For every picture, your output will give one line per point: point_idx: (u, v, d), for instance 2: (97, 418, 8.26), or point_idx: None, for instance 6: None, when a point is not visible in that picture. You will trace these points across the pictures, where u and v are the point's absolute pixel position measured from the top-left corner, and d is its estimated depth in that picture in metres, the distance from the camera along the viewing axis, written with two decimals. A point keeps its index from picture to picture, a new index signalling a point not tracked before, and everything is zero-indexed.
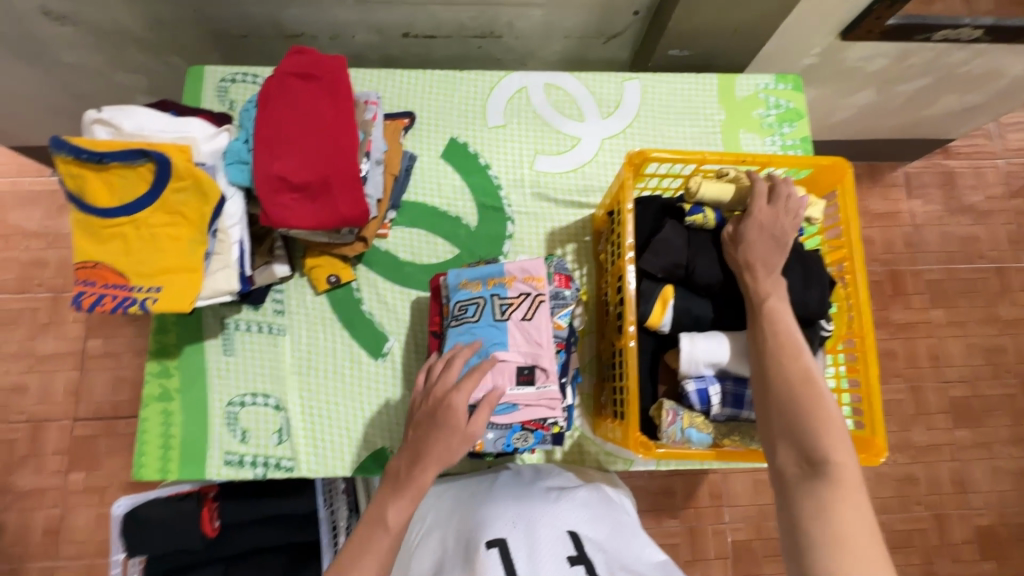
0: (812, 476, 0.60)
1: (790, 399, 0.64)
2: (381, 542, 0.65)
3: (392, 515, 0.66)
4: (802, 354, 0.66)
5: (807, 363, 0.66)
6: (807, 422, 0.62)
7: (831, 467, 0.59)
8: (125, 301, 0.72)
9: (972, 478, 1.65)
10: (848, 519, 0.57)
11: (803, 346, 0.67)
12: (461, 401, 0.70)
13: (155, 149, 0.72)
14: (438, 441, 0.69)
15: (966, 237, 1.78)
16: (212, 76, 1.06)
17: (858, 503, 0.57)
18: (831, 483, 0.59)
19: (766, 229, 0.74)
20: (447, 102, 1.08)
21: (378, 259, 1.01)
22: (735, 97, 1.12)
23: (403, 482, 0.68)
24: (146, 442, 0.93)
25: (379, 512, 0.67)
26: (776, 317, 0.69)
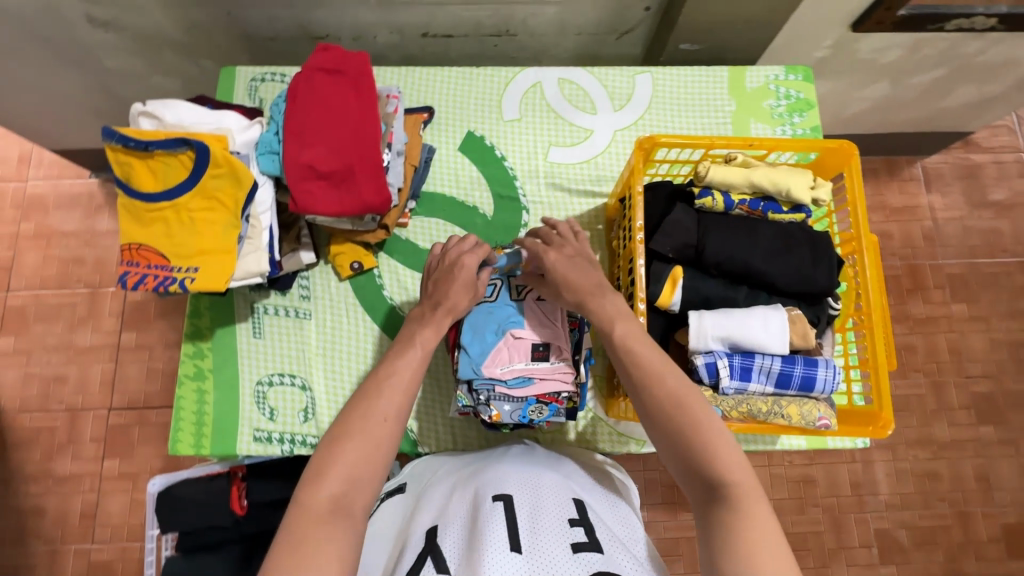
0: (715, 503, 0.58)
1: (676, 429, 0.62)
2: (411, 356, 0.71)
3: (420, 337, 0.73)
4: (667, 377, 0.65)
5: (676, 384, 0.65)
6: (698, 449, 0.60)
7: (729, 490, 0.58)
8: (166, 281, 0.78)
9: (996, 475, 1.62)
10: (755, 538, 0.54)
11: (672, 369, 0.66)
12: (472, 262, 0.79)
13: (195, 138, 0.77)
14: (455, 291, 0.77)
15: (986, 231, 1.76)
16: (243, 76, 1.12)
17: (761, 520, 0.55)
18: (733, 505, 0.57)
19: (567, 256, 0.78)
20: (465, 96, 1.12)
21: (398, 247, 1.06)
22: (746, 88, 1.15)
23: (428, 318, 0.76)
24: (181, 419, 0.98)
25: (409, 336, 0.74)
26: (632, 345, 0.68)
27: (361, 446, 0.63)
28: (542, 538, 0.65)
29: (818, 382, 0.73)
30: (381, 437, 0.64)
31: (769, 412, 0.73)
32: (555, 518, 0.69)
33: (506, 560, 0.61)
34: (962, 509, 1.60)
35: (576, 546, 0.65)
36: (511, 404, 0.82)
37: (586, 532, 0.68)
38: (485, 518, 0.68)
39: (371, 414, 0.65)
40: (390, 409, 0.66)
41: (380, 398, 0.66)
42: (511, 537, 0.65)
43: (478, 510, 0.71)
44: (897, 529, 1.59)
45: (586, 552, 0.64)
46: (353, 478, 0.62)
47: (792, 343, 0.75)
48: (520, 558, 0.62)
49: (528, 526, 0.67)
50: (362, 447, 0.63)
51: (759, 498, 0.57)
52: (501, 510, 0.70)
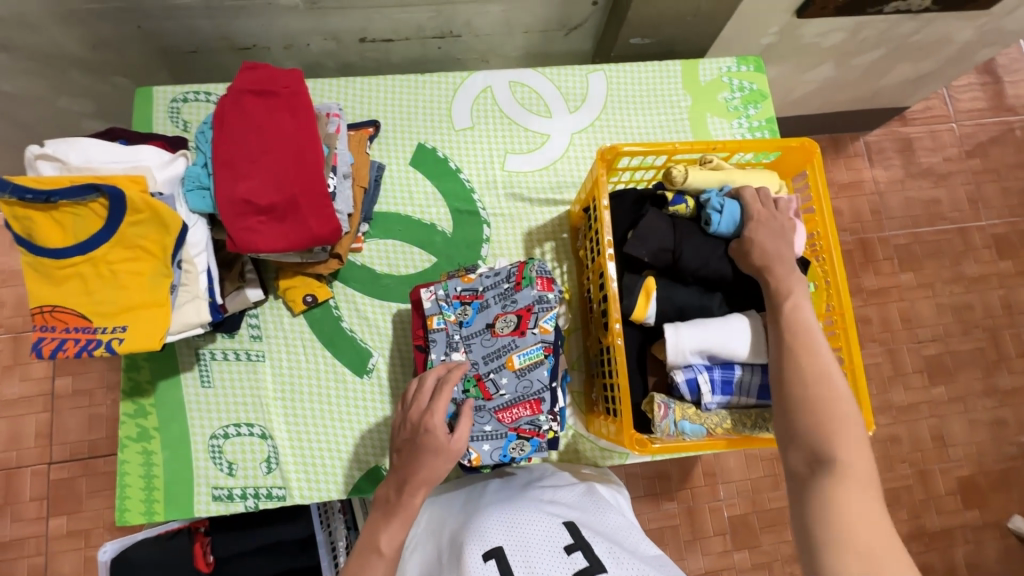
0: (820, 471, 0.59)
1: (814, 406, 0.62)
2: (375, 568, 0.66)
3: (385, 539, 0.68)
4: (820, 353, 0.65)
5: (828, 365, 0.65)
6: (831, 432, 0.61)
7: (843, 466, 0.59)
8: (90, 345, 0.69)
9: (951, 433, 1.71)
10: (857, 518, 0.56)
11: (824, 346, 0.67)
12: (438, 419, 0.71)
13: (106, 182, 0.68)
14: (427, 461, 0.70)
15: (928, 200, 1.83)
16: (161, 97, 1.01)
17: (866, 498, 0.57)
18: (840, 479, 0.58)
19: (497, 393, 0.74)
20: (411, 106, 1.05)
21: (354, 274, 0.99)
22: (699, 82, 1.12)
23: (394, 507, 0.70)
24: (127, 485, 0.89)
25: (371, 538, 0.69)
26: (796, 315, 0.69)
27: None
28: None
29: None
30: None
31: (754, 427, 0.73)
32: (552, 559, 0.64)
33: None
34: (922, 467, 1.68)
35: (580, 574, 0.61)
36: (491, 440, 0.79)
37: (586, 556, 0.64)
38: None
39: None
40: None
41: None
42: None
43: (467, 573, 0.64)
44: None
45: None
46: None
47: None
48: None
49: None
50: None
51: (869, 484, 0.58)
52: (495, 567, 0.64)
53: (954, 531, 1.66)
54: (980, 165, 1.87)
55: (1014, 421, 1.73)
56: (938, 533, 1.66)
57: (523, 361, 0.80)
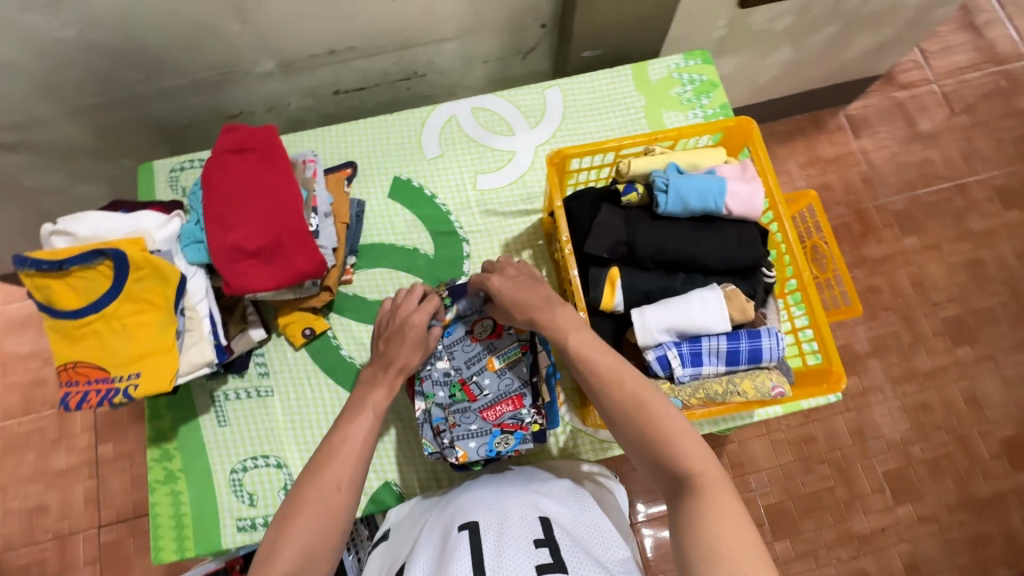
0: (679, 493, 0.58)
1: (642, 430, 0.63)
2: (362, 419, 0.73)
3: (370, 399, 0.77)
4: (625, 381, 0.66)
5: (632, 387, 0.65)
6: (668, 448, 0.61)
7: (694, 480, 0.58)
8: (110, 393, 0.77)
9: (984, 394, 1.66)
10: (715, 522, 0.54)
11: (628, 372, 0.67)
12: (421, 319, 0.83)
13: (110, 247, 0.77)
14: (405, 348, 0.82)
15: (919, 161, 1.83)
16: (161, 169, 1.12)
17: (728, 502, 0.56)
18: (697, 496, 0.57)
19: (508, 278, 0.79)
20: (384, 144, 1.14)
21: (347, 304, 1.06)
22: (650, 82, 1.19)
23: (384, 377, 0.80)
24: (160, 525, 0.95)
25: (362, 398, 0.77)
26: (586, 354, 0.69)
27: (312, 517, 0.64)
28: (505, 563, 0.60)
29: (765, 353, 0.75)
30: (334, 507, 0.65)
31: (725, 392, 0.74)
32: (519, 541, 0.63)
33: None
34: (960, 433, 1.63)
35: (541, 568, 0.60)
36: (478, 437, 0.84)
37: (552, 554, 0.61)
38: (451, 550, 0.63)
39: (324, 486, 0.66)
40: (342, 478, 0.67)
41: (331, 467, 0.68)
42: (473, 570, 0.59)
43: (444, 545, 0.65)
44: (904, 468, 1.60)
45: (551, 573, 0.59)
46: (310, 552, 0.62)
47: (732, 320, 0.76)
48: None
49: (494, 552, 0.61)
50: (316, 516, 0.64)
51: (722, 483, 0.58)
52: (467, 538, 0.64)
53: (1007, 496, 1.59)
54: (968, 121, 1.86)
55: None
56: (990, 500, 1.59)
57: (502, 359, 0.87)
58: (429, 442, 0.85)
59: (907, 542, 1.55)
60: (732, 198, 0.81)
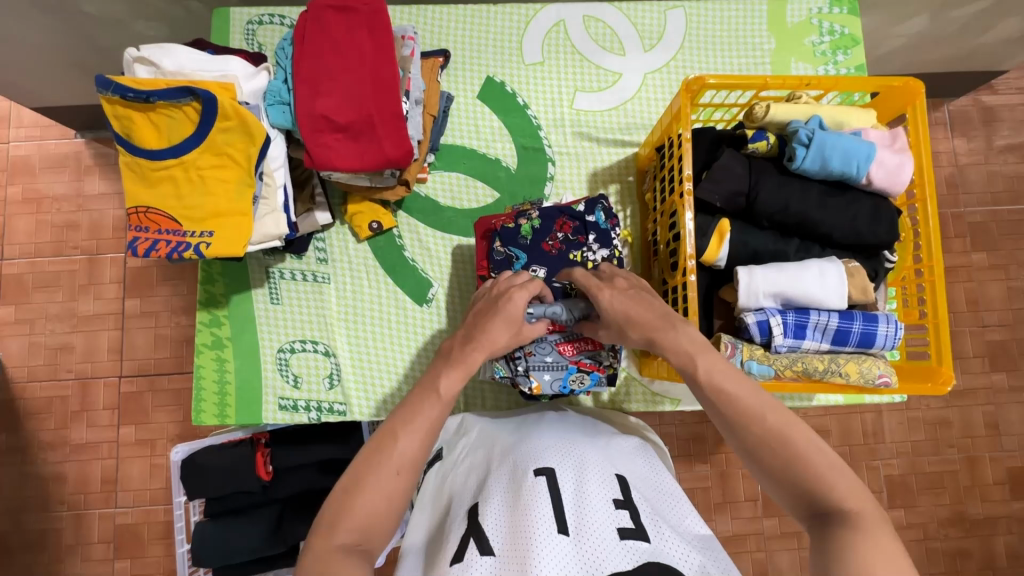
0: (828, 526, 0.53)
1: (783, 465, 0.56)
2: (431, 406, 0.64)
3: (443, 383, 0.65)
4: (766, 411, 0.59)
5: (774, 420, 0.58)
6: (814, 481, 0.55)
7: (849, 516, 0.52)
8: (180, 246, 0.72)
9: (1006, 421, 1.47)
10: (884, 566, 0.48)
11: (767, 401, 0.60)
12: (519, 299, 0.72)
13: (199, 87, 0.70)
14: (495, 326, 0.70)
15: (1012, 176, 1.53)
16: (238, 18, 1.02)
17: (894, 547, 0.50)
18: (855, 532, 0.51)
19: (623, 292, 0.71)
20: (481, 37, 1.03)
21: (419, 205, 1.00)
22: (786, 24, 1.06)
23: (454, 356, 0.68)
24: (203, 389, 0.95)
25: (432, 380, 0.66)
26: (719, 381, 0.62)
27: (377, 493, 0.57)
28: (588, 528, 0.57)
29: (877, 338, 0.71)
30: (392, 493, 0.58)
31: (825, 371, 0.71)
32: (600, 499, 0.61)
33: (554, 545, 0.55)
34: (970, 454, 1.46)
35: (623, 532, 0.57)
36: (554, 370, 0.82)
37: (633, 518, 0.59)
38: (526, 493, 0.61)
39: (384, 465, 0.58)
40: (403, 461, 0.59)
41: (397, 441, 0.60)
42: (556, 518, 0.58)
43: (518, 485, 0.64)
44: (906, 474, 1.45)
45: (633, 540, 0.56)
46: (369, 527, 0.56)
47: (850, 298, 0.72)
48: (567, 541, 0.56)
49: (574, 505, 0.60)
50: (375, 496, 0.57)
51: (882, 524, 0.52)
52: (544, 485, 0.62)
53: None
54: None
55: None
56: (979, 521, 1.44)
57: None
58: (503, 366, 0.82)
59: None
60: (877, 166, 0.73)
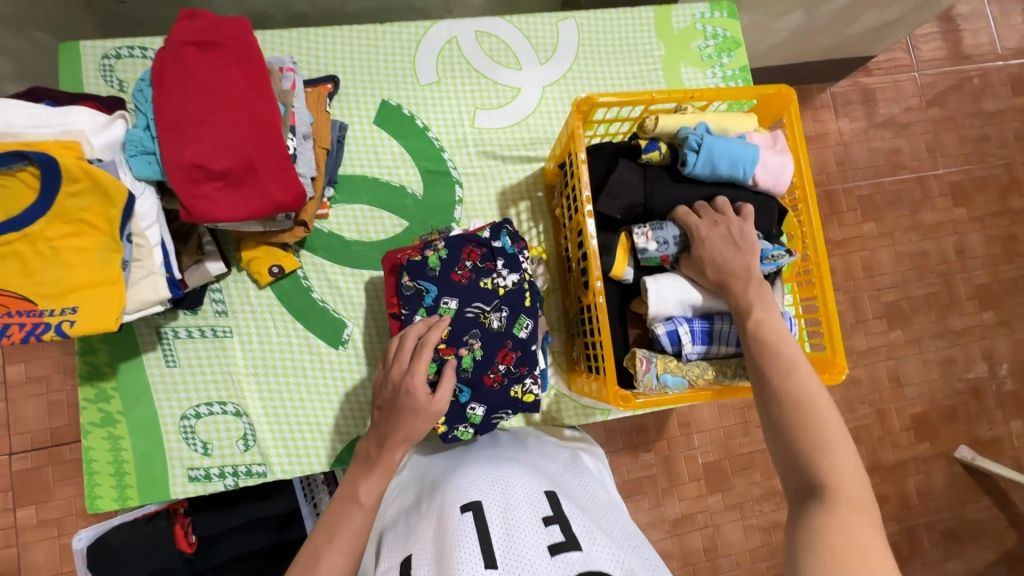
0: (806, 500, 0.57)
1: (795, 420, 0.61)
2: (354, 517, 0.66)
3: (363, 492, 0.68)
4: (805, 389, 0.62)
5: (801, 379, 0.63)
6: (821, 447, 0.59)
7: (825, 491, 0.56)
8: (36, 328, 0.64)
9: (906, 373, 1.60)
10: (843, 543, 0.52)
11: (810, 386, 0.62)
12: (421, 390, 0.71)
13: (34, 149, 0.62)
14: (406, 421, 0.70)
15: (889, 150, 1.67)
16: (92, 53, 0.91)
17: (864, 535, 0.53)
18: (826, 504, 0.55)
19: None
20: (371, 60, 0.98)
21: (322, 242, 0.94)
22: (672, 29, 1.09)
23: (375, 461, 0.70)
24: (97, 471, 0.85)
25: (351, 490, 0.69)
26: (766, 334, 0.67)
27: None
28: (516, 553, 0.55)
29: None
30: None
31: (734, 376, 0.73)
32: (528, 520, 0.59)
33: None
34: (879, 407, 1.58)
35: (554, 548, 0.56)
36: (486, 404, 0.79)
37: (563, 531, 0.58)
38: (451, 533, 0.58)
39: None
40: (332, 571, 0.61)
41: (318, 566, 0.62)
42: (483, 552, 0.55)
43: (444, 524, 0.60)
44: None
45: (566, 552, 0.55)
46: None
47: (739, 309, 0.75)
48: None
49: (502, 535, 0.57)
50: None
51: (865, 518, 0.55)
52: (470, 521, 0.59)
53: (934, 491, 1.57)
54: None
55: (964, 358, 1.62)
56: (893, 467, 1.57)
57: (507, 322, 0.80)
58: (440, 418, 0.78)
59: None
60: (761, 169, 0.77)
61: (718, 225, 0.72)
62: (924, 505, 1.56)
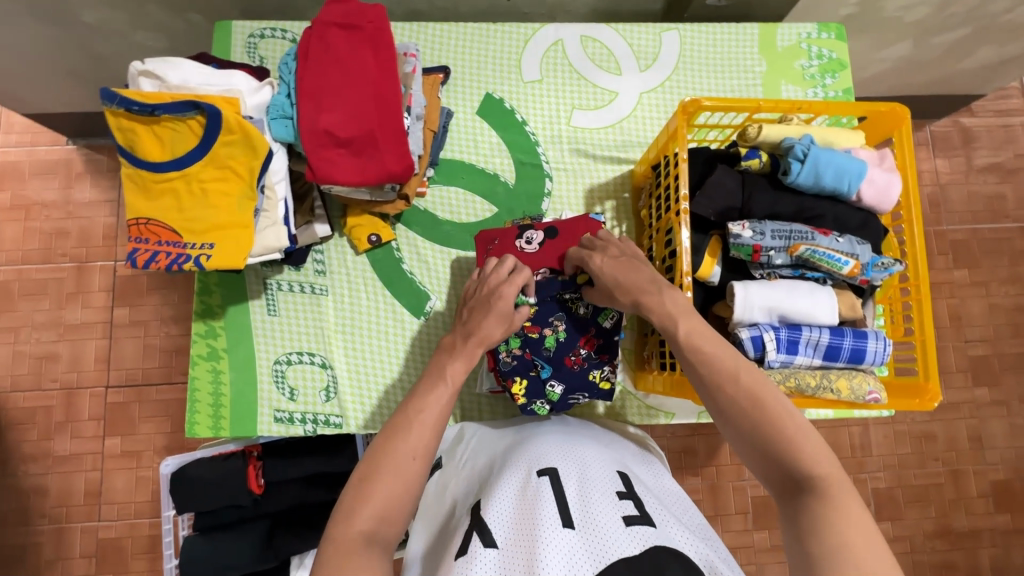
0: (796, 491, 0.53)
1: (751, 424, 0.58)
2: (441, 394, 0.64)
3: (449, 371, 0.67)
4: (745, 382, 0.60)
5: (751, 380, 0.60)
6: (781, 441, 0.56)
7: (817, 481, 0.53)
8: (180, 259, 0.73)
9: (989, 435, 1.48)
10: (847, 528, 0.49)
11: (753, 381, 0.60)
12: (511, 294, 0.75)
13: (205, 101, 0.71)
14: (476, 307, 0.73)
15: (992, 195, 1.57)
16: (239, 31, 1.03)
17: (860, 513, 0.50)
18: (817, 494, 0.52)
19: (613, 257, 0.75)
20: (482, 55, 1.05)
21: (417, 218, 1.01)
22: (776, 48, 1.09)
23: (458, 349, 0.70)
24: (197, 401, 0.94)
25: (438, 370, 0.67)
26: (701, 345, 0.64)
27: (393, 484, 0.56)
28: (594, 514, 0.56)
29: (867, 355, 0.73)
30: (410, 478, 0.57)
31: (817, 386, 0.72)
32: (603, 494, 0.60)
33: (560, 539, 0.53)
34: (954, 467, 1.47)
35: (628, 519, 0.56)
36: (563, 382, 0.83)
37: (636, 506, 0.59)
38: (527, 492, 0.60)
39: (401, 452, 0.58)
40: (419, 446, 0.59)
41: (411, 430, 0.60)
42: (560, 512, 0.56)
43: (520, 485, 0.62)
44: (893, 488, 1.45)
45: (640, 525, 0.55)
46: (387, 514, 0.55)
47: (822, 317, 0.73)
48: (572, 535, 0.54)
49: (579, 500, 0.58)
50: (396, 485, 0.56)
51: (851, 491, 0.52)
52: (546, 484, 0.61)
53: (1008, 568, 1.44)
54: None
55: None
56: (964, 534, 1.45)
57: (591, 310, 0.84)
58: (521, 390, 0.83)
59: None
60: (867, 184, 0.76)
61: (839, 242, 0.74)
62: None
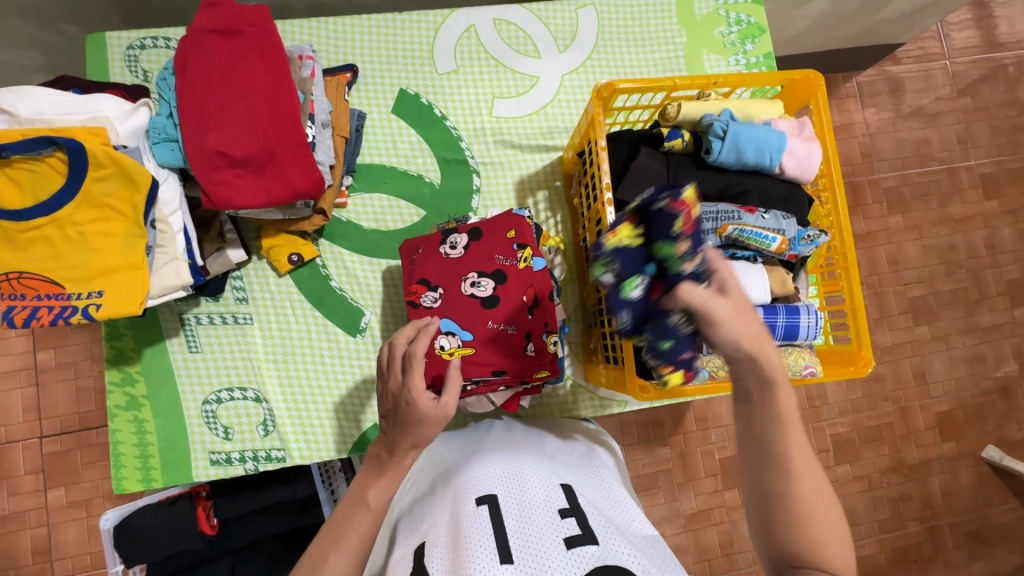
0: None
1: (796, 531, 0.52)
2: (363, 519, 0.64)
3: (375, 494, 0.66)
4: (810, 481, 0.53)
5: (814, 485, 0.53)
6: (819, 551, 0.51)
7: None
8: (65, 312, 0.65)
9: (932, 371, 1.55)
10: None
11: (815, 485, 0.53)
12: (416, 391, 0.66)
13: (62, 135, 0.63)
14: (413, 426, 0.67)
15: (918, 141, 1.61)
16: (116, 44, 0.93)
17: None
18: None
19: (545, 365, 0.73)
20: (390, 49, 0.98)
21: (340, 230, 0.95)
22: (694, 15, 1.06)
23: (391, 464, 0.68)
24: (122, 454, 0.88)
25: (360, 491, 0.67)
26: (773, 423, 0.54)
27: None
28: (532, 547, 0.56)
29: (802, 330, 0.73)
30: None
31: None
32: (544, 516, 0.59)
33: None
34: (902, 405, 1.54)
35: (570, 540, 0.56)
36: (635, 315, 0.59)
37: (579, 524, 0.59)
38: (465, 524, 0.59)
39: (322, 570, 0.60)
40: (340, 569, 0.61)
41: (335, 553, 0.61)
42: (499, 548, 0.56)
43: (459, 513, 0.61)
44: (850, 431, 1.51)
45: (582, 545, 0.55)
46: None
47: (755, 294, 0.73)
48: (511, 569, 0.54)
49: (518, 531, 0.57)
50: None
51: None
52: (485, 514, 0.60)
53: (957, 491, 1.53)
54: None
55: (993, 355, 1.57)
56: (917, 465, 1.52)
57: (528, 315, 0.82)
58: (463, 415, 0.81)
59: (838, 498, 1.49)
60: (788, 156, 0.75)
61: (763, 217, 0.73)
62: (948, 505, 1.52)
